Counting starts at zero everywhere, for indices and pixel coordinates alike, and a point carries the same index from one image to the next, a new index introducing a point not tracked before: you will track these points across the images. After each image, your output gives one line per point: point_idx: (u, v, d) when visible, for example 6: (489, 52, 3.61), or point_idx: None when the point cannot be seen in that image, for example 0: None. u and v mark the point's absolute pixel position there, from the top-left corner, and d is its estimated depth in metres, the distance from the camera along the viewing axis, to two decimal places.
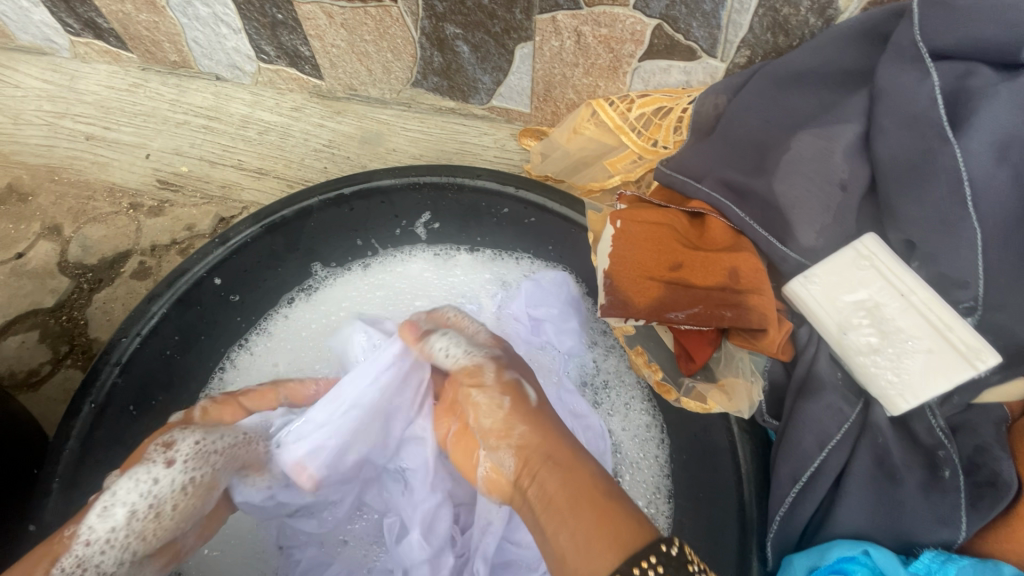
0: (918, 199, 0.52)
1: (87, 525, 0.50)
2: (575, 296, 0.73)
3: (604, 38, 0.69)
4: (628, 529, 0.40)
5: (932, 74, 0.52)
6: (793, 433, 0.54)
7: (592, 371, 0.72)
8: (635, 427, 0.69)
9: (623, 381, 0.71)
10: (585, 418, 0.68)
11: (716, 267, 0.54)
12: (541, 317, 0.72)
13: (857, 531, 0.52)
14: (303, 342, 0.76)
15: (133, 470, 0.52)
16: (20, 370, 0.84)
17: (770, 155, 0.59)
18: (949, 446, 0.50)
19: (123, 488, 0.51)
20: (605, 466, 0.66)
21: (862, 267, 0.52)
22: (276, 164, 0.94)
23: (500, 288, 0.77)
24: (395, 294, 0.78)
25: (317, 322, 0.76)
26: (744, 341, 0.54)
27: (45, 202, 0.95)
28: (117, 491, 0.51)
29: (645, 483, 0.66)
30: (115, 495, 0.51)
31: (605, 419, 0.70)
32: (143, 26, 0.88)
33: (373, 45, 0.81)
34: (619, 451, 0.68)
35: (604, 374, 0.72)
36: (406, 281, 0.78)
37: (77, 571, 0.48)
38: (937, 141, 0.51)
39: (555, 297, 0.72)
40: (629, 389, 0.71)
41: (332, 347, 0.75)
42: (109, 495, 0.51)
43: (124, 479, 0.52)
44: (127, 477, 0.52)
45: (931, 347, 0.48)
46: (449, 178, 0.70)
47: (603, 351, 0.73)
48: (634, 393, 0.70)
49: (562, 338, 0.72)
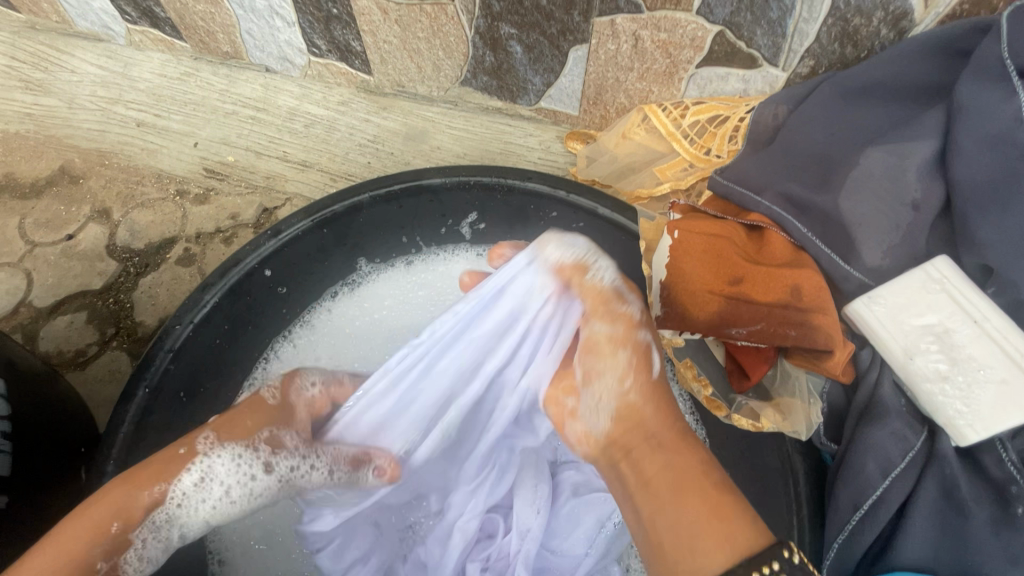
0: (997, 221, 0.50)
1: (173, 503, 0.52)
2: None
3: (663, 43, 0.68)
4: (748, 537, 0.40)
5: (1019, 93, 0.49)
6: (854, 457, 0.52)
7: None
8: None
9: None
10: None
11: (778, 283, 0.53)
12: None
13: (919, 563, 0.51)
14: (344, 337, 0.76)
15: (235, 449, 0.54)
16: (68, 350, 0.87)
17: (836, 171, 0.57)
18: (1022, 483, 0.48)
19: (223, 464, 0.53)
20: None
21: (933, 290, 0.50)
22: (321, 156, 0.95)
23: None
24: (438, 292, 0.78)
25: (358, 317, 0.77)
26: (804, 361, 0.53)
27: (95, 185, 0.97)
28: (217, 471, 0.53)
29: None
30: (213, 469, 0.53)
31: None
32: (199, 17, 0.89)
33: (425, 42, 0.81)
34: None
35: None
36: (448, 281, 0.78)
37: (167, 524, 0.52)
38: (1022, 164, 0.49)
39: None
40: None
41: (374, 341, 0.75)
42: (203, 469, 0.53)
43: (224, 454, 0.53)
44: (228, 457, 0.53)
45: (1006, 378, 0.47)
46: (499, 179, 0.70)
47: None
48: None
49: None
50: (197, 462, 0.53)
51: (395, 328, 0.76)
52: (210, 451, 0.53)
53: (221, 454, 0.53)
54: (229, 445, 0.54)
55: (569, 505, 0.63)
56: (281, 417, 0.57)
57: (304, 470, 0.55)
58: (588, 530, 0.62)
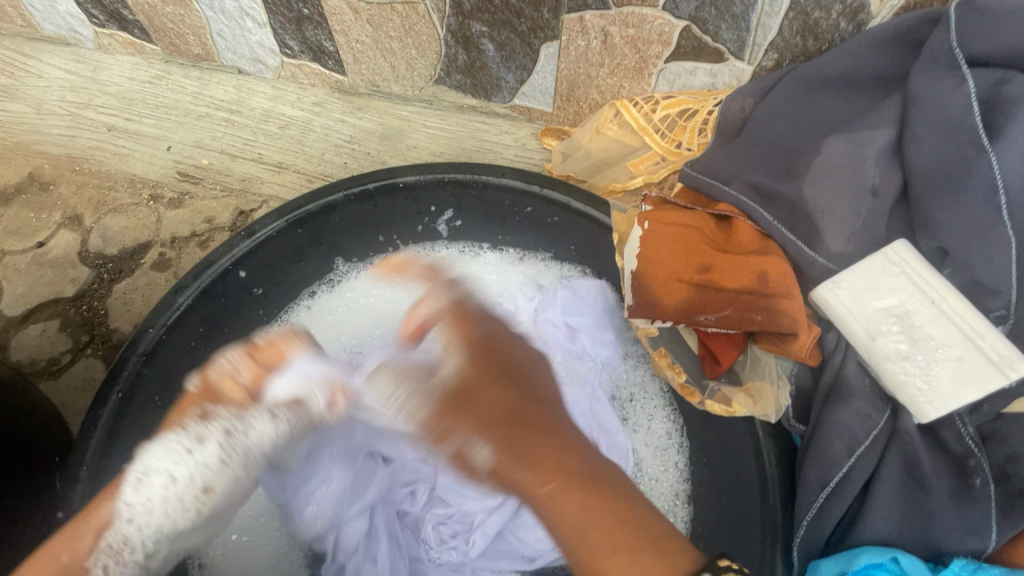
0: (951, 205, 0.52)
1: (125, 501, 0.50)
2: (610, 305, 0.71)
3: (631, 39, 0.69)
4: (654, 543, 0.38)
5: (968, 81, 0.51)
6: (821, 438, 0.54)
7: (621, 384, 0.70)
8: (656, 438, 0.67)
9: (646, 393, 0.69)
10: (612, 434, 0.66)
11: (744, 270, 0.54)
12: (577, 325, 0.71)
13: (885, 537, 0.52)
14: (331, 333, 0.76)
15: (163, 440, 0.52)
16: (40, 358, 0.85)
17: (800, 160, 0.58)
18: (979, 455, 0.51)
19: (157, 455, 0.51)
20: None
21: (892, 273, 0.52)
22: (297, 159, 0.94)
23: (537, 290, 0.75)
24: None
25: (342, 312, 0.76)
26: (772, 345, 0.55)
27: (66, 191, 0.95)
28: (151, 465, 0.51)
29: (661, 496, 0.64)
30: (146, 473, 0.50)
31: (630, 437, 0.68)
32: (167, 19, 0.88)
33: (397, 42, 0.81)
34: (640, 468, 0.66)
35: (629, 390, 0.70)
36: None
37: (128, 530, 0.49)
38: (972, 149, 0.51)
39: (591, 306, 0.71)
40: (652, 397, 0.69)
41: (363, 325, 0.75)
42: (138, 471, 0.51)
43: (154, 450, 0.51)
44: (162, 444, 0.51)
45: (962, 355, 0.48)
46: (472, 175, 0.70)
47: (636, 361, 0.71)
48: (656, 401, 0.68)
49: (598, 347, 0.70)
50: (133, 469, 0.51)
51: (382, 314, 0.75)
52: (141, 456, 0.51)
53: (154, 447, 0.51)
54: (165, 437, 0.52)
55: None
56: (208, 400, 0.55)
57: (249, 431, 0.54)
58: None
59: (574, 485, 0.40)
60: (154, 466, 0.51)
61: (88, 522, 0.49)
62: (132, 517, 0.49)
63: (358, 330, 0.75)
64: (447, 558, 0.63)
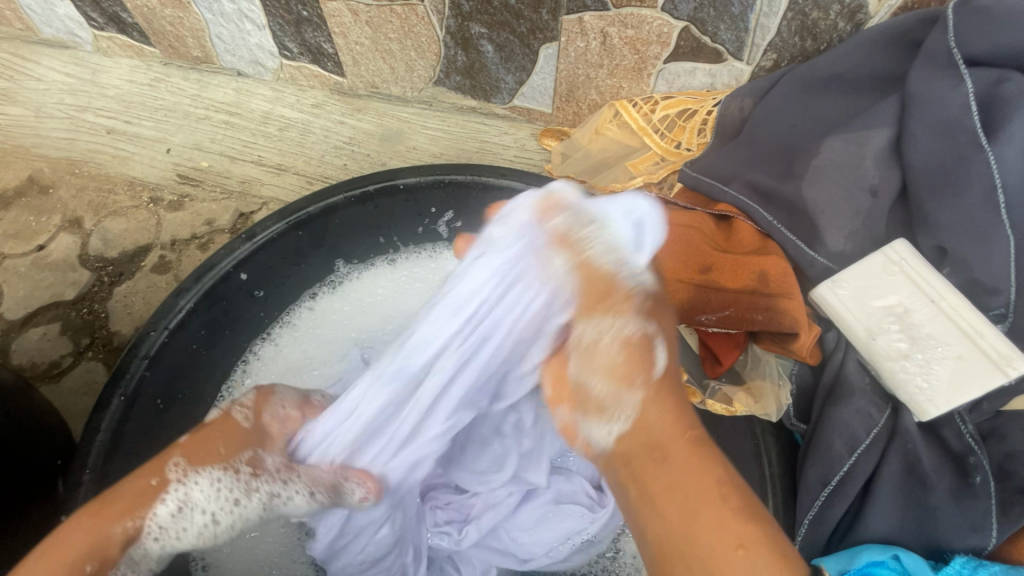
0: (950, 204, 0.52)
1: (157, 521, 0.44)
2: None
3: (630, 39, 0.69)
4: (786, 553, 0.38)
5: (965, 81, 0.52)
6: (821, 436, 0.54)
7: None
8: None
9: None
10: None
11: (744, 270, 0.55)
12: None
13: (886, 535, 0.53)
14: (336, 332, 0.75)
15: (215, 475, 0.46)
16: (41, 362, 0.85)
17: (799, 160, 0.59)
18: (979, 453, 0.51)
19: (202, 494, 0.46)
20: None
21: (892, 272, 0.52)
22: (296, 160, 0.94)
23: None
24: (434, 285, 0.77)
25: (347, 311, 0.76)
26: (773, 344, 0.55)
27: (65, 194, 0.95)
28: (193, 498, 0.45)
29: None
30: (190, 495, 0.45)
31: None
32: (166, 21, 0.88)
33: (397, 43, 0.81)
34: None
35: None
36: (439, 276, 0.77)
37: (156, 538, 0.44)
38: (971, 148, 0.51)
39: None
40: None
41: (373, 321, 0.75)
42: (180, 494, 0.45)
43: (199, 479, 0.46)
44: (204, 477, 0.46)
45: (962, 353, 0.49)
46: (473, 177, 0.71)
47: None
48: None
49: None
50: (173, 489, 0.45)
51: (391, 310, 0.76)
52: (183, 478, 0.45)
53: (198, 480, 0.45)
54: (209, 469, 0.46)
55: (542, 504, 0.61)
56: (257, 439, 0.49)
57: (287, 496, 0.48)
58: (552, 537, 0.61)
59: (681, 491, 0.40)
60: (196, 500, 0.45)
61: (110, 536, 0.42)
62: (160, 537, 0.44)
63: (371, 324, 0.75)
64: (438, 543, 0.61)
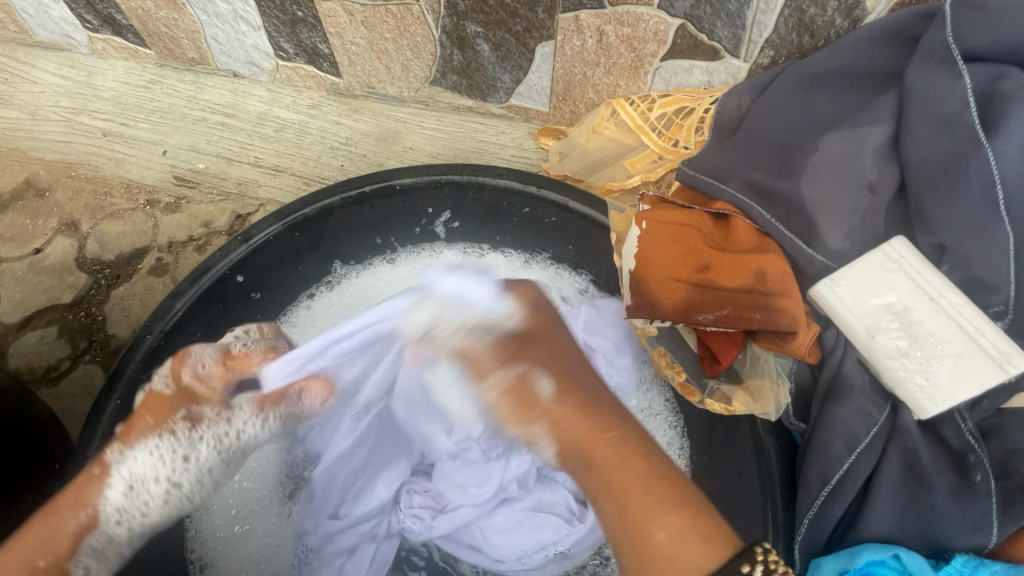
0: (948, 200, 0.52)
1: (111, 501, 0.51)
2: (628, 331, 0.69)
3: (627, 38, 0.69)
4: (708, 530, 0.37)
5: (963, 77, 0.51)
6: (821, 436, 0.54)
7: (631, 411, 0.68)
8: None
9: (655, 418, 0.67)
10: None
11: (742, 269, 0.54)
12: (597, 346, 0.68)
13: (887, 534, 0.53)
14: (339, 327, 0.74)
15: (150, 445, 0.53)
16: (39, 365, 0.85)
17: (797, 158, 0.58)
18: (980, 452, 0.50)
19: (146, 463, 0.53)
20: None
21: (890, 269, 0.52)
22: (293, 161, 0.94)
23: (561, 305, 0.73)
24: None
25: (350, 305, 0.75)
26: (771, 343, 0.54)
27: (62, 197, 0.95)
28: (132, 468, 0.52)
29: None
30: (131, 470, 0.52)
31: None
32: (161, 23, 0.88)
33: (393, 43, 0.81)
34: None
35: (636, 414, 0.67)
36: None
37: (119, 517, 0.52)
38: (969, 144, 0.51)
39: (613, 329, 0.68)
40: (663, 426, 0.67)
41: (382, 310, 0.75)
42: (123, 472, 0.52)
43: (140, 450, 0.53)
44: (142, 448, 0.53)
45: (962, 351, 0.48)
46: (468, 177, 0.70)
47: (649, 382, 0.68)
48: (667, 430, 0.66)
49: (614, 372, 0.67)
50: (117, 468, 0.52)
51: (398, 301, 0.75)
52: (123, 458, 0.52)
53: (139, 451, 0.53)
54: (148, 439, 0.53)
55: (520, 509, 0.63)
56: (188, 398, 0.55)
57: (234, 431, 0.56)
58: (530, 543, 0.62)
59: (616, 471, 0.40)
60: (136, 470, 0.53)
61: (64, 526, 0.49)
62: (121, 518, 0.52)
63: None
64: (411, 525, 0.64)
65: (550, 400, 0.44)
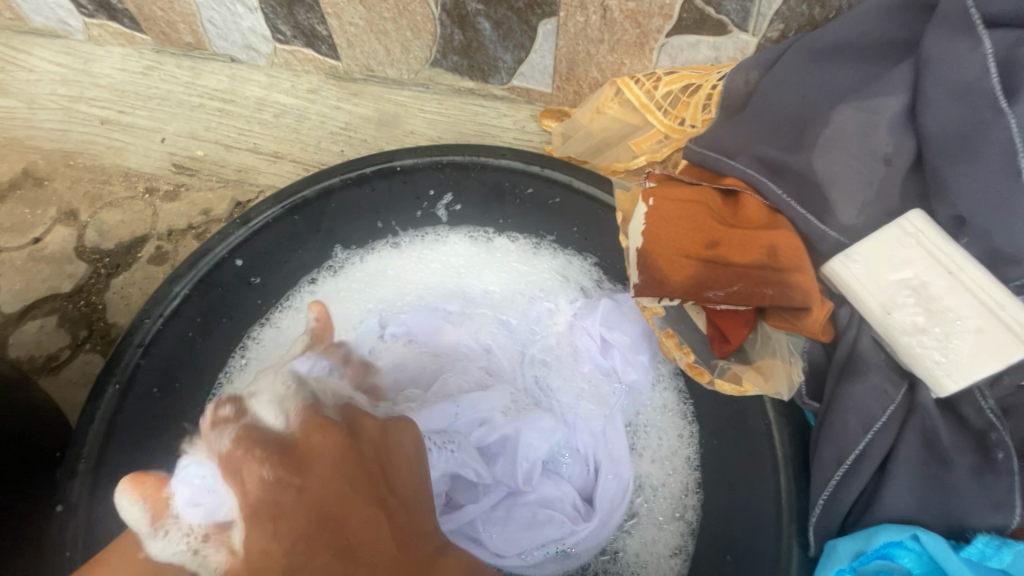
0: (968, 171, 0.50)
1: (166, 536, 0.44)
2: (645, 329, 0.67)
3: (631, 12, 0.67)
4: None
5: (984, 43, 0.49)
6: (835, 415, 0.52)
7: (643, 408, 0.67)
8: (672, 465, 0.65)
9: (667, 416, 0.66)
10: (620, 461, 0.64)
11: (753, 244, 0.53)
12: (612, 340, 0.67)
13: (905, 514, 0.51)
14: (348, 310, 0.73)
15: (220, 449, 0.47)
16: (39, 355, 0.84)
17: (808, 131, 0.56)
18: (1000, 429, 0.49)
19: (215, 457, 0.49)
20: (614, 517, 0.63)
21: (907, 244, 0.50)
22: (293, 148, 0.93)
23: (580, 294, 0.72)
24: (447, 267, 0.75)
25: (360, 288, 0.74)
26: (782, 321, 0.53)
27: (60, 186, 0.94)
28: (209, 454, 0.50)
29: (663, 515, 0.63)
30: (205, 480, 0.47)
31: (635, 460, 0.66)
32: (157, 7, 0.86)
33: (392, 23, 0.79)
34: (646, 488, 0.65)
35: (648, 413, 0.67)
36: (449, 258, 0.75)
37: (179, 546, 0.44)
38: (990, 112, 0.49)
39: (632, 323, 0.67)
40: (675, 426, 0.66)
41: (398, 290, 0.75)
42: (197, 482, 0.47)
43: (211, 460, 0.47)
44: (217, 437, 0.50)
45: (981, 326, 0.47)
46: (471, 157, 0.69)
47: (665, 380, 0.67)
48: (681, 430, 0.66)
49: (627, 368, 0.67)
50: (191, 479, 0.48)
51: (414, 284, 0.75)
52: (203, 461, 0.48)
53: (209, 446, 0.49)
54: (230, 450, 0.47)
55: (527, 504, 0.61)
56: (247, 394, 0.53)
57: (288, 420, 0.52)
58: (529, 540, 0.61)
59: None
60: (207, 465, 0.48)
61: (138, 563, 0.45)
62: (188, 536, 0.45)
63: (388, 296, 0.74)
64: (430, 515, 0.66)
65: (298, 473, 0.40)
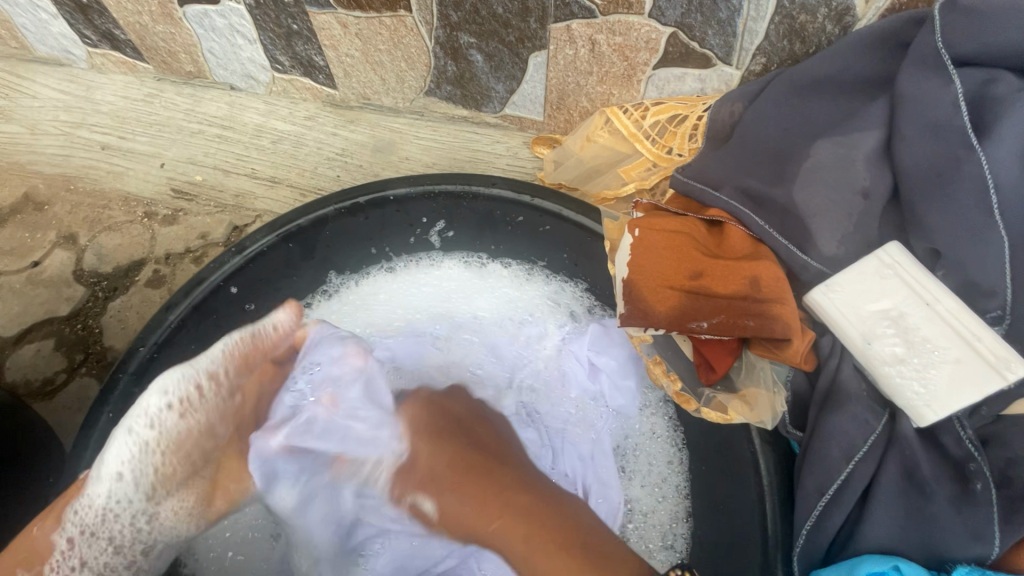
0: (942, 206, 0.52)
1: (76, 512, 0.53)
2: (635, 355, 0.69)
3: (619, 47, 0.69)
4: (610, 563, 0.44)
5: (955, 81, 0.51)
6: (817, 444, 0.54)
7: (632, 433, 0.68)
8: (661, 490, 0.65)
9: (655, 442, 0.67)
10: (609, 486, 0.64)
11: (736, 276, 0.54)
12: (601, 366, 0.68)
13: (885, 544, 0.52)
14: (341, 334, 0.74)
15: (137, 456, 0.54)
16: (35, 379, 0.85)
17: (789, 164, 0.58)
18: (979, 459, 0.50)
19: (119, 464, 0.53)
20: None
21: (886, 276, 0.51)
22: (290, 172, 0.93)
23: (569, 319, 0.73)
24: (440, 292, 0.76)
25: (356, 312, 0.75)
26: (766, 351, 0.54)
27: (60, 210, 0.95)
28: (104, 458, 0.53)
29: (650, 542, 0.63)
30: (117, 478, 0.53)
31: (625, 483, 0.66)
32: (159, 37, 0.89)
33: (388, 55, 0.82)
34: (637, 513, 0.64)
35: (637, 437, 0.67)
36: (441, 284, 0.76)
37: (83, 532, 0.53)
38: (962, 149, 0.51)
39: (619, 348, 0.68)
40: (664, 451, 0.66)
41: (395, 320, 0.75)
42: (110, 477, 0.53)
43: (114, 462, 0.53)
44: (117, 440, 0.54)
45: (959, 357, 0.48)
46: (463, 186, 0.71)
47: (654, 406, 0.68)
48: (670, 456, 0.66)
49: (616, 394, 0.68)
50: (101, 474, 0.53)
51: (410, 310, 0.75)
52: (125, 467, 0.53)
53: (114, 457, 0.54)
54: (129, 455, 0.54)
55: None
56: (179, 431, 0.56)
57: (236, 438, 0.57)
58: None
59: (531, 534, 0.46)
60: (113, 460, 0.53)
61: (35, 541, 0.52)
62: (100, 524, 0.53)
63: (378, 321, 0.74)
64: None
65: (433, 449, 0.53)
